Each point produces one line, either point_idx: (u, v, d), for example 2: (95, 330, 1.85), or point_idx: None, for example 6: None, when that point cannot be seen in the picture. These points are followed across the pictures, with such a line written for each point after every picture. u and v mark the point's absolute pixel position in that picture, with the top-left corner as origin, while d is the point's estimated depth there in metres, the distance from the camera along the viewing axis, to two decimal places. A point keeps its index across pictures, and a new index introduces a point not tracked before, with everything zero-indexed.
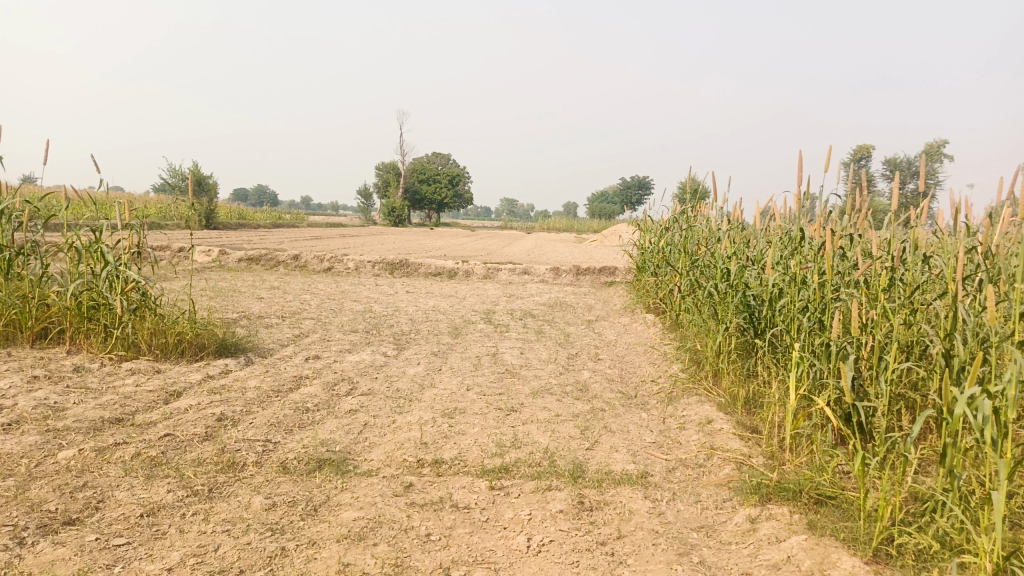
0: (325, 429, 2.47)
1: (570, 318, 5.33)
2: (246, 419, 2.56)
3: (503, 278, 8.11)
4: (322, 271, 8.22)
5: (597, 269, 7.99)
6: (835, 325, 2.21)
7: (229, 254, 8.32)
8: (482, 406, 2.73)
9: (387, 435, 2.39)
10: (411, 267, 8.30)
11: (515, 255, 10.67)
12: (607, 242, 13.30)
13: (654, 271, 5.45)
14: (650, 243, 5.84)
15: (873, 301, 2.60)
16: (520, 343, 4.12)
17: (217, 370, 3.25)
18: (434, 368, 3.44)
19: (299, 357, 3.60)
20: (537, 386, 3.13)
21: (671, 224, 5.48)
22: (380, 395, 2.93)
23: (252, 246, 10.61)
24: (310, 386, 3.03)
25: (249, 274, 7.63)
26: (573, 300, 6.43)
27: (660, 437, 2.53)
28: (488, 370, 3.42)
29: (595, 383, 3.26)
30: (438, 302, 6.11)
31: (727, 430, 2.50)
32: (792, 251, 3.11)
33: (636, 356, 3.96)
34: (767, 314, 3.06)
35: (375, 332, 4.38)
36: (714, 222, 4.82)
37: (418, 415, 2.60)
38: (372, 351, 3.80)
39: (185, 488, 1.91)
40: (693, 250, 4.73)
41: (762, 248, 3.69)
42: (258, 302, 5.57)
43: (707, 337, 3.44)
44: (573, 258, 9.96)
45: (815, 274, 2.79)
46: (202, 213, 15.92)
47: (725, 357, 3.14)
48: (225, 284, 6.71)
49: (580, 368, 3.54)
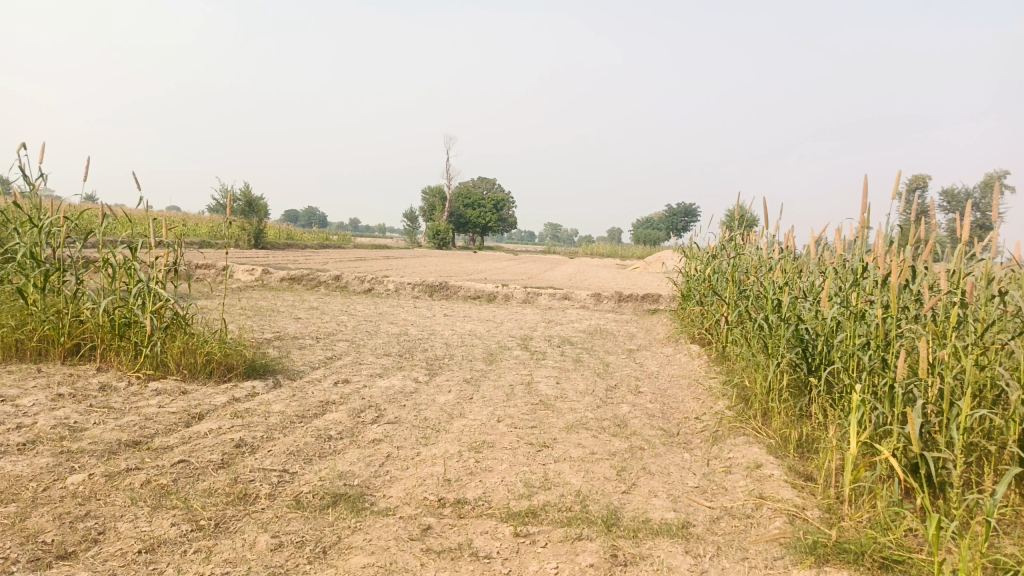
0: (345, 460, 2.34)
1: (611, 347, 5.15)
2: (264, 446, 2.45)
3: (543, 302, 7.96)
4: (362, 292, 8.19)
5: (640, 296, 7.79)
6: (901, 365, 2.01)
7: (272, 273, 8.37)
8: (512, 440, 2.57)
9: (409, 469, 2.25)
10: (450, 290, 8.21)
11: (557, 280, 10.50)
12: (651, 269, 13.05)
13: (699, 300, 5.24)
14: (696, 271, 5.63)
15: (942, 340, 2.38)
16: (557, 372, 3.95)
17: (243, 392, 3.16)
18: (465, 396, 3.30)
19: (327, 381, 3.50)
20: (572, 419, 2.95)
21: (718, 250, 5.27)
22: (406, 424, 2.80)
23: (297, 265, 10.69)
24: (335, 413, 2.92)
25: (290, 293, 7.64)
26: (615, 328, 6.24)
27: (703, 482, 2.33)
28: (521, 400, 3.26)
29: (635, 419, 3.07)
30: (475, 326, 5.98)
31: (778, 476, 2.29)
32: (851, 282, 2.90)
33: (679, 390, 3.75)
34: (823, 349, 2.85)
35: (408, 357, 4.26)
36: (765, 249, 4.60)
37: (444, 448, 2.46)
38: (403, 376, 3.68)
39: (190, 522, 1.79)
40: (742, 279, 4.52)
41: (818, 279, 3.47)
42: (295, 323, 5.52)
43: (757, 372, 3.24)
44: (615, 284, 9.75)
45: (876, 307, 2.59)
46: (250, 233, 16.20)
47: (777, 394, 2.94)
48: (265, 303, 6.71)
49: (619, 402, 3.36)
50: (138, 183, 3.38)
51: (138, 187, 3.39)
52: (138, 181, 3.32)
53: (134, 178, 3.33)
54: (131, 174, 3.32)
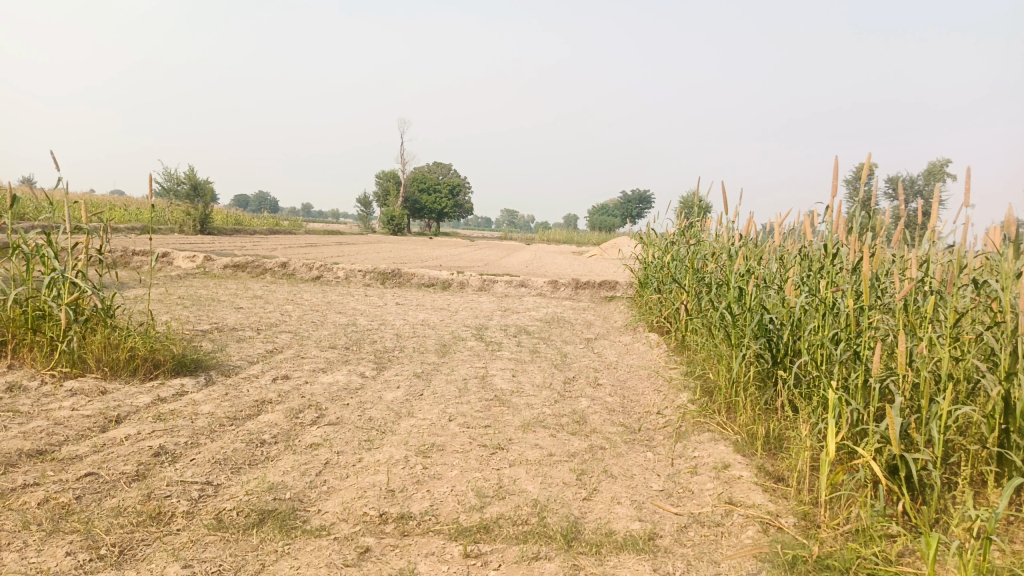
0: (277, 469, 2.11)
1: (568, 336, 4.99)
2: (187, 454, 2.20)
3: (499, 290, 7.76)
4: (310, 280, 7.87)
5: (597, 283, 7.66)
6: (879, 360, 1.88)
7: (214, 260, 7.98)
8: (464, 442, 2.37)
9: (349, 478, 2.04)
10: (403, 277, 7.96)
11: (513, 267, 10.32)
12: (606, 255, 12.98)
13: (657, 287, 5.11)
14: (654, 258, 5.51)
15: (917, 331, 2.27)
16: (512, 365, 3.77)
17: (170, 391, 2.89)
18: (415, 392, 3.09)
19: (266, 377, 3.24)
20: (529, 417, 2.77)
21: (677, 237, 5.16)
22: (349, 425, 2.58)
23: (243, 252, 10.28)
24: (271, 413, 2.68)
25: (233, 282, 7.28)
26: (572, 316, 6.09)
27: (668, 485, 2.17)
28: (475, 396, 3.06)
29: (594, 415, 2.90)
30: (429, 315, 5.75)
31: (747, 478, 2.14)
32: (819, 271, 2.78)
33: (639, 382, 3.61)
34: (789, 339, 2.74)
35: (355, 349, 4.02)
36: (725, 235, 4.48)
37: (389, 453, 2.25)
38: (348, 371, 3.45)
39: (89, 550, 1.55)
40: (702, 267, 4.39)
41: (783, 268, 3.36)
42: (236, 313, 5.22)
43: (720, 363, 3.12)
44: (571, 271, 9.63)
45: (847, 296, 2.48)
46: (196, 218, 15.59)
47: (741, 386, 2.82)
48: (205, 292, 6.36)
49: (578, 396, 3.19)
50: (57, 161, 3.07)
51: (58, 166, 3.08)
52: (56, 161, 3.01)
53: (52, 157, 3.01)
54: (49, 153, 3.00)
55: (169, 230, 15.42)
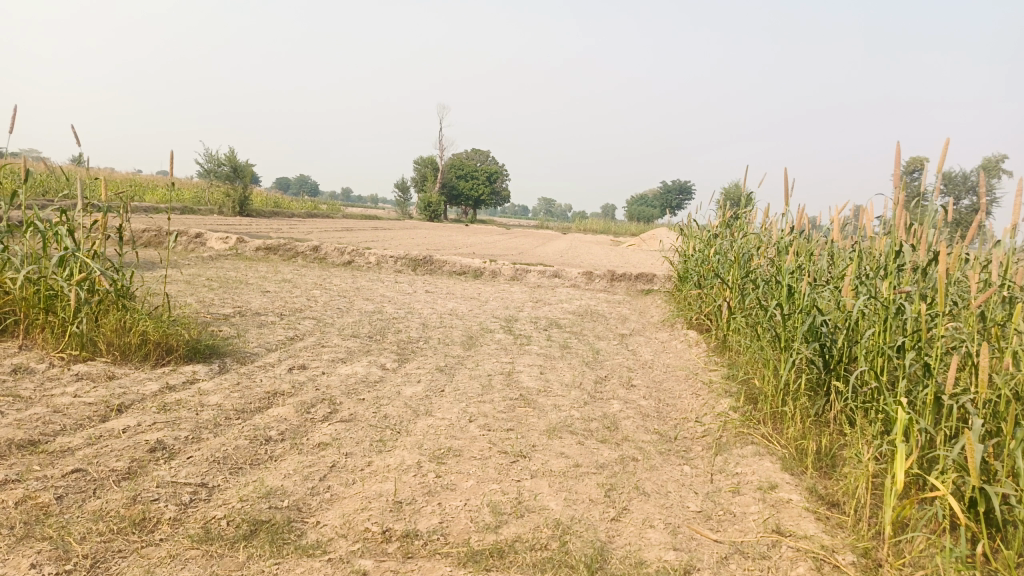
0: (279, 471, 1.95)
1: (601, 331, 4.76)
2: (186, 451, 2.05)
3: (533, 280, 7.56)
4: (341, 265, 7.75)
5: (634, 275, 7.41)
6: (956, 376, 1.63)
7: (247, 242, 7.92)
8: (483, 448, 2.18)
9: (355, 485, 1.86)
10: (435, 264, 7.79)
11: (547, 256, 10.10)
12: (644, 246, 12.67)
13: (698, 282, 4.85)
14: (695, 250, 5.24)
15: (995, 343, 2.00)
16: (541, 361, 3.56)
17: (179, 379, 2.76)
18: (435, 388, 2.91)
19: (282, 366, 3.09)
20: (555, 420, 2.57)
21: (721, 231, 4.89)
22: (362, 423, 2.40)
23: (278, 235, 10.25)
24: (281, 407, 2.52)
25: (264, 264, 7.20)
26: (606, 309, 5.85)
27: (707, 506, 1.95)
28: (499, 394, 2.87)
29: (627, 420, 2.68)
30: (458, 305, 5.58)
31: (797, 503, 1.91)
32: (883, 270, 2.50)
33: (676, 384, 3.37)
34: (845, 345, 2.49)
35: (378, 339, 3.86)
36: (771, 230, 4.21)
37: (401, 457, 2.06)
38: (368, 362, 3.28)
39: (58, 562, 1.39)
40: (747, 262, 4.13)
41: (840, 266, 3.08)
42: (262, 296, 5.11)
43: (766, 367, 2.88)
44: (607, 262, 9.37)
45: (915, 300, 2.21)
46: (236, 199, 15.68)
47: (790, 395, 2.57)
48: (235, 274, 6.28)
49: (609, 398, 2.97)
50: (79, 135, 3.10)
51: (78, 140, 3.07)
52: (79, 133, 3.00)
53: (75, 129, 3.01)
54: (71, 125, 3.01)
55: (208, 211, 15.53)
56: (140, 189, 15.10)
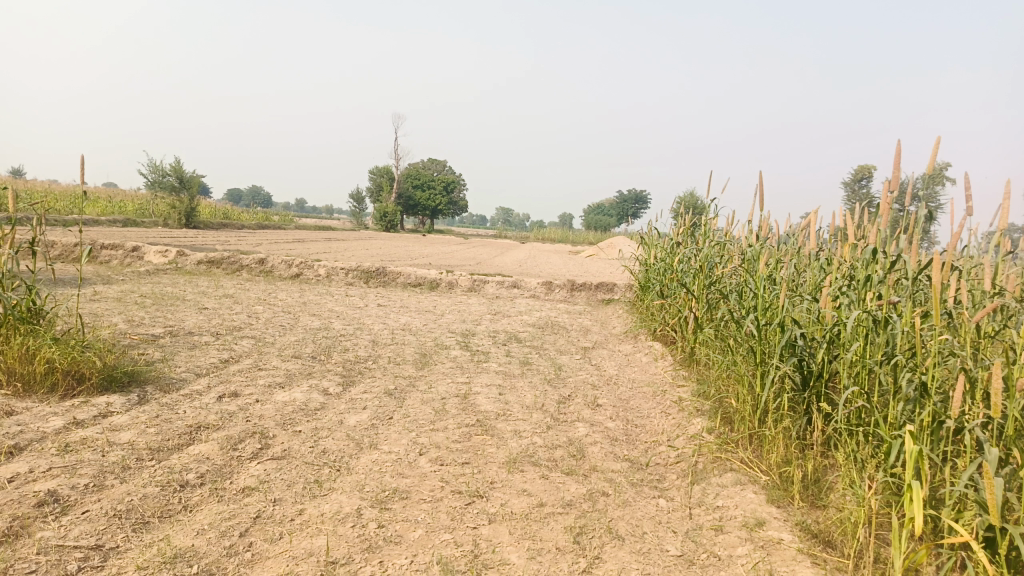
0: (191, 527, 1.65)
1: (562, 344, 4.53)
2: (82, 504, 1.72)
3: (490, 291, 7.31)
4: (289, 278, 7.39)
5: (594, 285, 7.23)
6: (967, 400, 1.45)
7: (188, 256, 7.51)
8: (434, 488, 1.92)
9: (282, 542, 1.58)
10: (388, 276, 7.49)
11: (506, 266, 9.88)
12: (603, 254, 12.55)
13: (660, 292, 4.66)
14: (656, 259, 5.07)
15: (995, 361, 1.83)
16: (499, 380, 3.32)
17: (89, 413, 2.43)
18: (383, 416, 2.63)
19: (210, 395, 2.77)
20: (516, 449, 2.32)
21: (683, 239, 4.72)
22: (296, 461, 2.12)
23: (223, 248, 9.81)
24: (203, 444, 2.21)
25: (205, 278, 6.81)
26: (567, 320, 5.64)
27: (689, 548, 1.72)
28: (453, 421, 2.61)
29: (594, 446, 2.45)
30: (412, 319, 5.29)
31: (789, 544, 1.70)
32: (867, 280, 2.33)
33: (644, 402, 3.15)
34: (825, 360, 2.32)
35: (323, 360, 3.56)
36: (736, 237, 4.05)
37: (339, 503, 1.79)
38: (309, 387, 2.98)
39: None
40: (713, 270, 3.95)
41: (816, 276, 2.91)
42: (199, 314, 4.75)
43: (739, 382, 2.69)
44: (567, 272, 9.17)
45: (907, 313, 2.04)
46: (182, 211, 15.10)
47: (769, 416, 2.38)
48: (172, 290, 5.89)
49: (574, 421, 2.74)
50: None
51: None
52: None
53: None
54: None
55: (152, 224, 14.91)
56: (78, 202, 14.44)
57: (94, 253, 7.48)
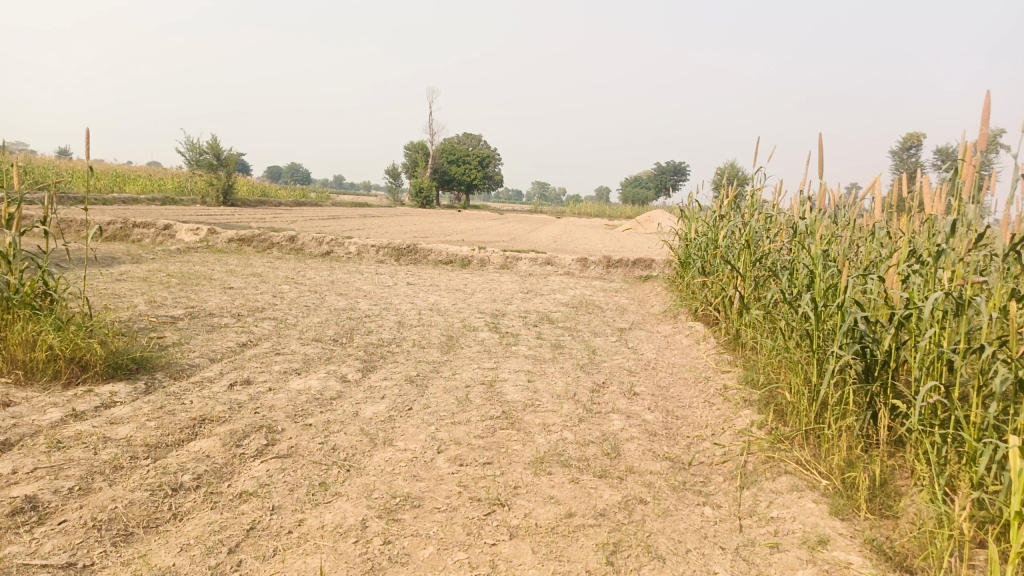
0: (177, 541, 1.48)
1: (597, 325, 4.29)
2: (62, 511, 1.56)
3: (523, 268, 7.08)
4: (319, 255, 7.26)
5: (631, 262, 6.95)
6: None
7: (219, 234, 7.44)
8: (450, 494, 1.72)
9: (274, 562, 1.40)
10: (419, 254, 7.31)
11: (540, 242, 9.63)
12: (640, 229, 12.21)
13: (701, 269, 4.38)
14: (698, 233, 4.77)
15: None
16: (529, 365, 3.10)
17: (90, 404, 2.28)
18: (401, 407, 2.44)
19: (221, 383, 2.62)
20: (544, 446, 2.11)
21: (727, 212, 4.41)
22: (303, 459, 1.94)
23: (256, 225, 9.75)
24: (205, 440, 2.04)
25: (235, 257, 6.72)
26: (602, 299, 5.38)
27: (741, 569, 1.50)
28: (477, 412, 2.40)
29: (630, 442, 2.22)
30: (441, 298, 5.10)
31: (860, 569, 1.46)
32: (942, 257, 2.05)
33: (685, 391, 2.91)
34: (892, 346, 2.05)
35: (344, 343, 3.38)
36: (785, 210, 3.73)
37: (343, 513, 1.60)
38: (326, 374, 2.80)
39: None
40: (761, 245, 3.65)
41: (879, 251, 2.61)
42: (223, 294, 4.62)
43: (791, 370, 2.43)
44: (602, 248, 8.87)
45: (995, 296, 1.76)
46: (219, 189, 15.18)
47: (828, 411, 2.12)
48: (200, 269, 5.80)
49: (609, 413, 2.51)
50: None
51: None
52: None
53: None
54: None
55: (190, 202, 15.00)
56: (117, 182, 14.58)
57: (126, 231, 7.45)
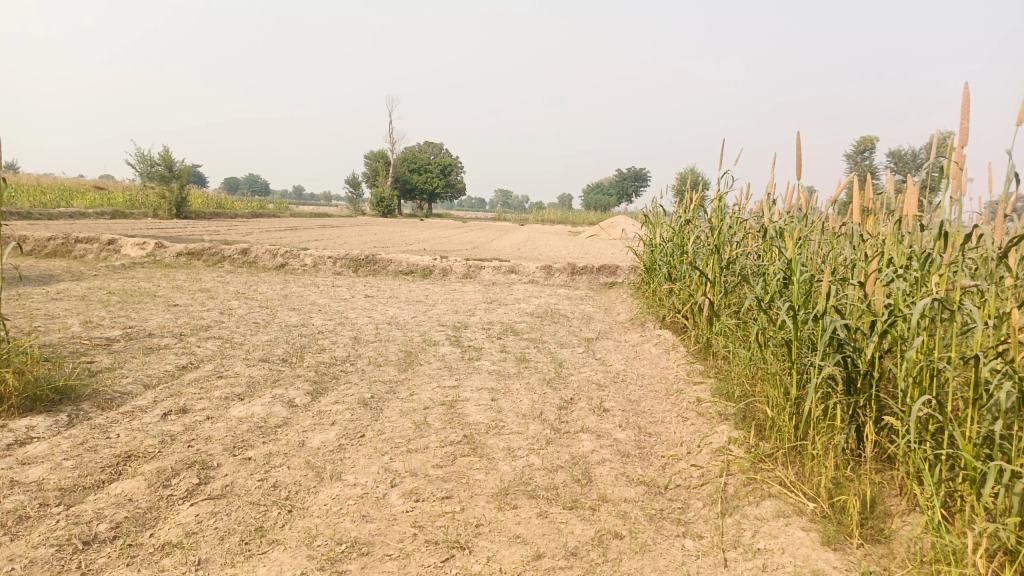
0: None
1: (563, 336, 4.14)
2: None
3: (486, 277, 6.91)
4: (273, 268, 6.99)
5: (595, 269, 6.83)
6: None
7: (167, 247, 7.11)
8: (405, 537, 1.53)
9: None
10: (378, 264, 7.08)
11: (502, 249, 9.45)
12: (603, 236, 12.13)
13: (667, 276, 4.25)
14: (663, 238, 4.66)
15: None
16: (492, 382, 2.92)
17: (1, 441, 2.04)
18: (353, 433, 2.24)
19: (154, 412, 2.38)
20: (509, 475, 1.93)
21: (693, 216, 4.29)
22: (239, 500, 1.73)
23: (209, 238, 9.40)
24: (129, 480, 1.82)
25: (183, 272, 6.41)
26: (567, 307, 5.23)
27: None
28: (436, 437, 2.22)
29: (602, 465, 2.06)
30: (400, 311, 4.90)
31: None
32: (927, 260, 1.93)
33: (657, 405, 2.76)
34: (876, 356, 1.93)
35: (295, 363, 3.16)
36: (753, 213, 3.62)
37: (281, 566, 1.40)
38: (271, 399, 2.59)
39: None
40: (729, 250, 3.53)
41: (854, 254, 2.50)
42: (166, 312, 4.35)
43: (768, 382, 2.30)
44: (567, 255, 8.75)
45: (988, 303, 1.65)
46: (171, 201, 14.71)
47: (810, 427, 1.99)
48: (144, 285, 5.49)
49: (578, 433, 2.34)
50: None
51: None
52: None
53: None
54: None
55: (142, 215, 14.50)
56: (62, 196, 14.02)
57: (67, 247, 7.07)
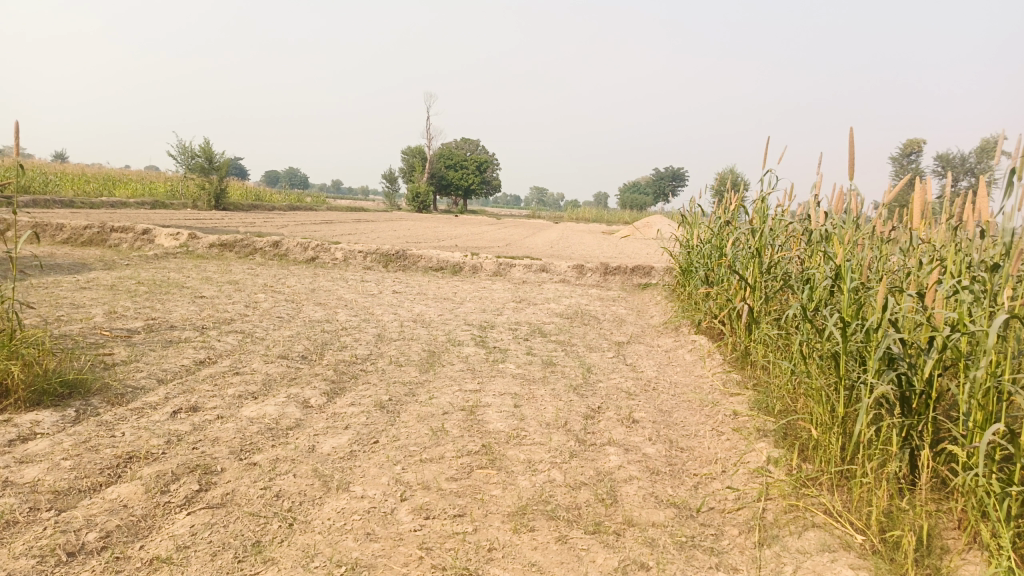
0: None
1: (593, 339, 3.99)
2: None
3: (517, 275, 6.77)
4: (304, 262, 6.94)
5: (629, 269, 6.65)
6: None
7: (199, 238, 7.11)
8: (410, 560, 1.41)
9: None
10: (409, 260, 6.99)
11: (535, 247, 9.29)
12: (638, 236, 11.90)
13: (704, 279, 4.06)
14: (699, 239, 4.47)
15: None
16: (515, 386, 2.79)
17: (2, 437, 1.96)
18: (365, 439, 2.13)
19: (164, 410, 2.30)
20: (528, 491, 1.80)
21: (732, 217, 4.09)
22: (238, 511, 1.62)
23: (242, 230, 9.43)
24: (126, 485, 1.73)
25: (214, 263, 6.39)
26: (599, 309, 5.07)
27: None
28: (453, 446, 2.09)
29: (629, 484, 1.91)
30: (427, 308, 4.79)
31: None
32: (995, 270, 1.74)
33: (691, 417, 2.60)
34: (934, 375, 1.74)
35: (314, 361, 3.06)
36: (796, 214, 3.42)
37: None
38: (285, 399, 2.49)
39: None
40: (770, 254, 3.33)
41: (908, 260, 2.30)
42: (192, 304, 4.30)
43: (812, 398, 2.12)
44: (601, 254, 8.56)
45: None
46: (210, 192, 14.86)
47: (859, 450, 1.81)
48: (174, 276, 5.47)
49: (605, 446, 2.19)
50: None
51: None
52: None
53: None
54: None
55: (181, 206, 14.68)
56: (105, 186, 14.25)
57: (103, 236, 7.12)
